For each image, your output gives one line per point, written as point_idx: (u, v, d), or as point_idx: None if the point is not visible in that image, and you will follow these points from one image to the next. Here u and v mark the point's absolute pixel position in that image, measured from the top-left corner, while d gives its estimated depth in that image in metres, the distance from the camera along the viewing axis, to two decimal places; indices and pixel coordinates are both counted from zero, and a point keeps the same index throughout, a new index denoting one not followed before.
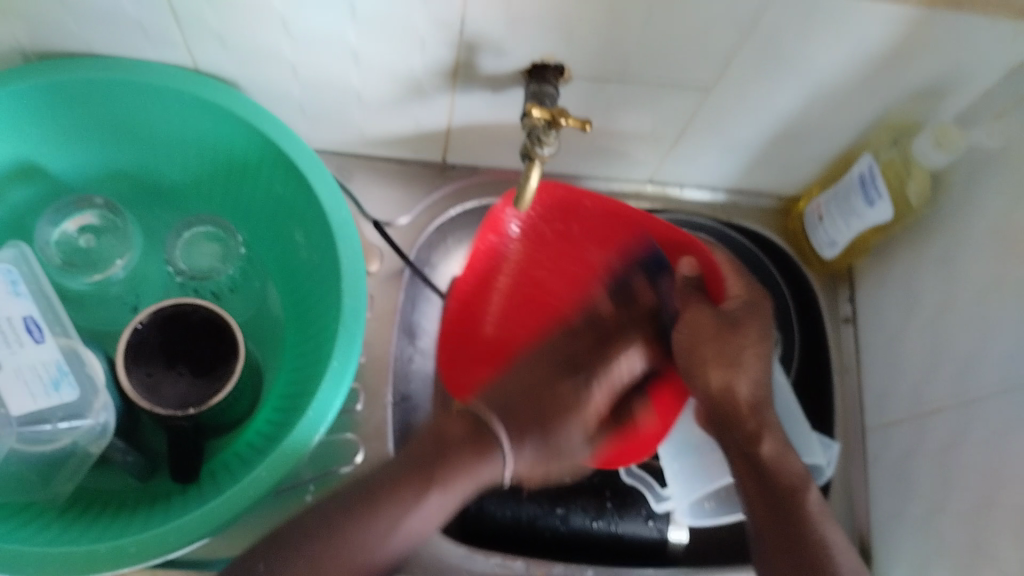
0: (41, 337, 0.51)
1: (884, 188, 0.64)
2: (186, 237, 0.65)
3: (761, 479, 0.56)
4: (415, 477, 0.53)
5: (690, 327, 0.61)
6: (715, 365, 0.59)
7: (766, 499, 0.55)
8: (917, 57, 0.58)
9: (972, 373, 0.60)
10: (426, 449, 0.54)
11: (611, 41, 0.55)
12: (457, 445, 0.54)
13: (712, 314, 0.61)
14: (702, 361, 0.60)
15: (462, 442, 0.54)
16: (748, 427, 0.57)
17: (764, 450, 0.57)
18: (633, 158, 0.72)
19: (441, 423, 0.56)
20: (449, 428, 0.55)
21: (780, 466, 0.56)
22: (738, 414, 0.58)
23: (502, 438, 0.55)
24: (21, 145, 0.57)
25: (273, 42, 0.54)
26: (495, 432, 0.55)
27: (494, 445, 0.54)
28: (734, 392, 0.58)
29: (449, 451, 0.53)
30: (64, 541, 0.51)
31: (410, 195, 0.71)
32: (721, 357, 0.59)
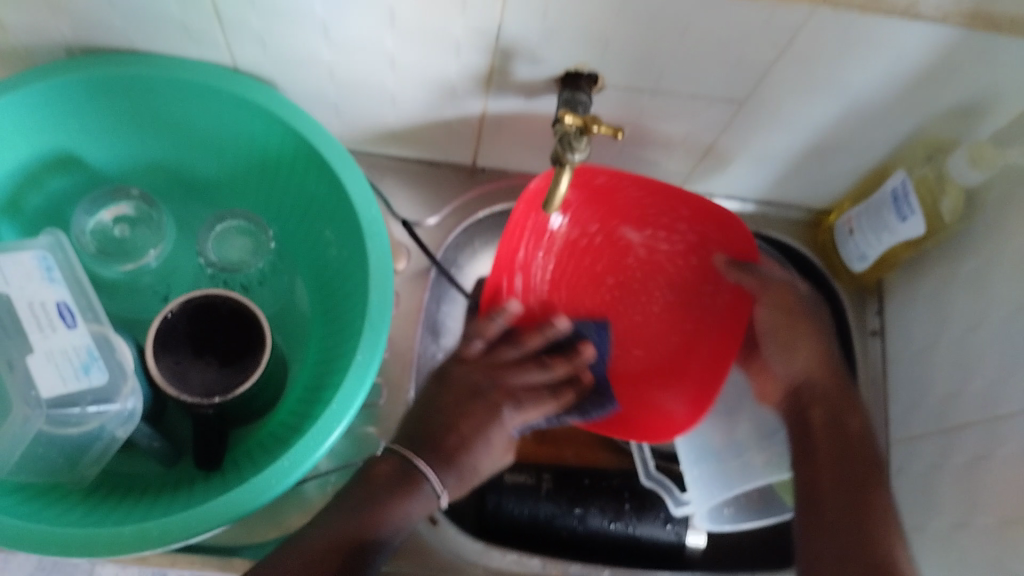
0: (74, 322, 0.52)
1: (918, 205, 0.64)
2: (216, 231, 0.65)
3: (838, 465, 0.60)
4: (348, 516, 0.52)
5: (771, 308, 0.66)
6: (792, 339, 0.65)
7: (832, 481, 0.59)
8: (955, 76, 0.57)
9: (1000, 395, 0.59)
10: (357, 490, 0.54)
11: (645, 51, 0.55)
12: (386, 486, 0.55)
13: (794, 297, 0.65)
14: (773, 335, 0.66)
15: (392, 483, 0.55)
16: (835, 409, 0.63)
17: (836, 423, 0.62)
18: (664, 167, 0.72)
19: (369, 463, 0.57)
20: (377, 470, 0.56)
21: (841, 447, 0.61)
22: (846, 408, 0.63)
23: (428, 474, 0.57)
24: (61, 135, 0.59)
25: (310, 44, 0.55)
26: (420, 467, 0.57)
27: (421, 479, 0.56)
28: (809, 375, 0.65)
29: (381, 488, 0.54)
30: (91, 522, 0.52)
31: (440, 196, 0.72)
32: (790, 335, 0.65)
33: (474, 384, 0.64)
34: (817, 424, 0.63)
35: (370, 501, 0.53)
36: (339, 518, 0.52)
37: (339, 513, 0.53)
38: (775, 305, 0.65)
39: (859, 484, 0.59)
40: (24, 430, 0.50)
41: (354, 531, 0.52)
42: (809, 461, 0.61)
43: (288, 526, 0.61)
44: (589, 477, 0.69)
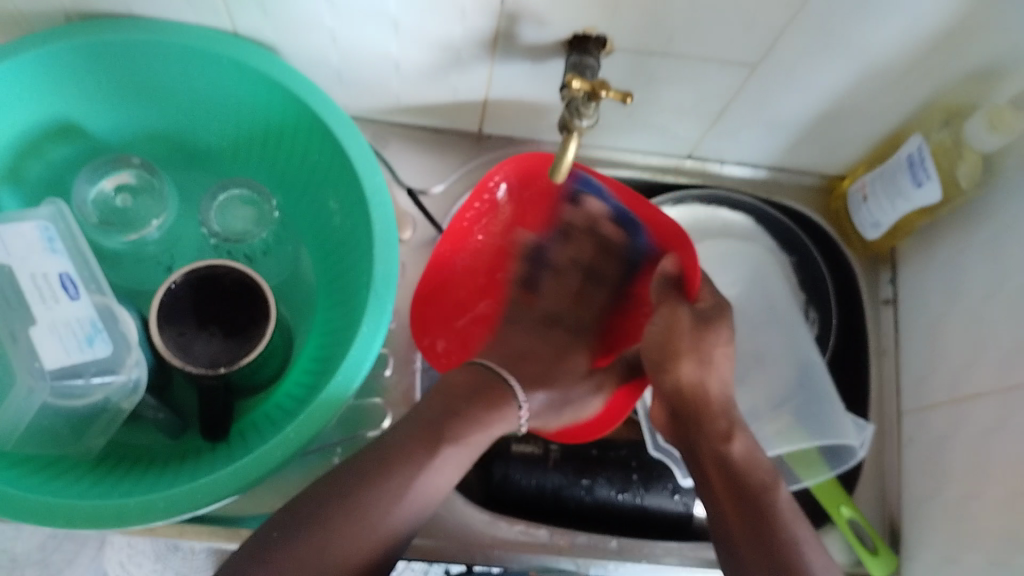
0: (77, 294, 0.51)
1: (934, 170, 0.63)
2: (219, 201, 0.64)
3: (729, 477, 0.53)
4: (429, 432, 0.52)
5: (664, 316, 0.60)
6: (683, 355, 0.58)
7: (732, 498, 0.52)
8: (974, 37, 0.55)
9: (1015, 363, 0.58)
10: (437, 406, 0.54)
11: (654, 13, 0.53)
12: (472, 402, 0.55)
13: (687, 311, 0.59)
14: (675, 345, 0.59)
15: (472, 394, 0.56)
16: (721, 426, 0.56)
17: (735, 447, 0.55)
18: (674, 134, 0.71)
19: (448, 376, 0.57)
20: (455, 385, 0.56)
21: (749, 462, 0.54)
22: (710, 413, 0.57)
23: (518, 391, 0.59)
24: (60, 104, 0.58)
25: (311, 8, 0.54)
26: (511, 386, 0.59)
27: (511, 397, 0.58)
28: (703, 389, 0.57)
29: (456, 400, 0.54)
30: (96, 493, 0.52)
31: (445, 164, 0.71)
32: (694, 352, 0.58)
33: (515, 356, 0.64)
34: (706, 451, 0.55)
35: (451, 415, 0.53)
36: (418, 432, 0.52)
37: (415, 426, 0.52)
38: (667, 319, 0.59)
39: (757, 512, 0.51)
40: (30, 402, 0.49)
41: (430, 445, 0.51)
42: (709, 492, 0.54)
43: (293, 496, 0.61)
44: (596, 448, 0.69)
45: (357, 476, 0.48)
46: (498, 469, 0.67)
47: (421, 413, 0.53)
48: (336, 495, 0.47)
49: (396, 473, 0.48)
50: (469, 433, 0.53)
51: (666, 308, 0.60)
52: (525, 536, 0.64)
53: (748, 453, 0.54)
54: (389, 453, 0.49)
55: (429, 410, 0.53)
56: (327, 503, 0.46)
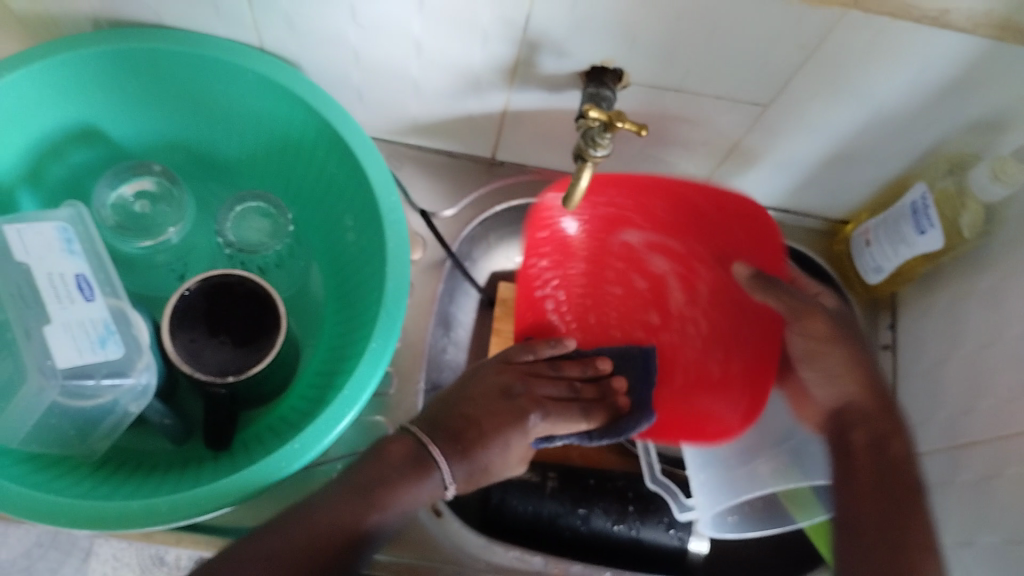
0: (92, 295, 0.52)
1: (937, 218, 0.64)
2: (237, 211, 0.65)
3: (886, 482, 0.57)
4: (356, 498, 0.50)
5: (804, 333, 0.63)
6: (818, 354, 0.63)
7: (878, 513, 0.56)
8: (981, 88, 0.57)
9: (1012, 410, 0.59)
10: (368, 469, 0.51)
11: (671, 49, 0.55)
12: (398, 465, 0.52)
13: (824, 319, 0.61)
14: (807, 350, 0.63)
15: (402, 465, 0.52)
16: (883, 430, 0.60)
17: (858, 442, 0.60)
18: (682, 169, 0.72)
19: (385, 442, 0.54)
20: (390, 450, 0.53)
21: (905, 468, 0.58)
22: (873, 418, 0.60)
23: (439, 460, 0.53)
24: (84, 108, 0.59)
25: (339, 27, 0.55)
26: (432, 454, 0.53)
27: (431, 466, 0.53)
28: (852, 396, 0.62)
29: (390, 465, 0.52)
30: (99, 495, 0.52)
31: (457, 188, 0.72)
32: (829, 358, 0.62)
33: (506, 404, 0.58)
34: (859, 447, 0.59)
35: (380, 483, 0.51)
36: (343, 500, 0.50)
37: (340, 489, 0.50)
38: (802, 322, 0.62)
39: (899, 518, 0.55)
40: (39, 400, 0.49)
41: (356, 512, 0.49)
42: (850, 495, 0.58)
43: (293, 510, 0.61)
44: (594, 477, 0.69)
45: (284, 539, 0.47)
46: (495, 494, 0.67)
47: (350, 484, 0.51)
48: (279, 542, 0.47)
49: (320, 530, 0.48)
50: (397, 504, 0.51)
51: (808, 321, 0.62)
52: (520, 563, 0.64)
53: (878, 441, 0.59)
54: (335, 499, 0.50)
55: (352, 472, 0.51)
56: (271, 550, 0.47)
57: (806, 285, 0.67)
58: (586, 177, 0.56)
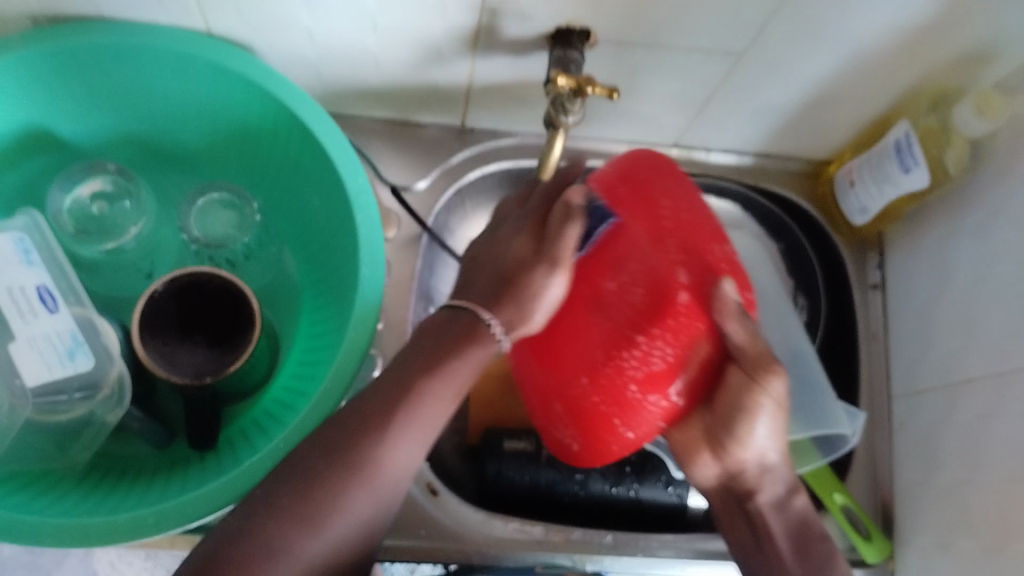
0: (56, 307, 0.51)
1: (921, 155, 0.62)
2: (199, 206, 0.63)
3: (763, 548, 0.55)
4: (419, 371, 0.48)
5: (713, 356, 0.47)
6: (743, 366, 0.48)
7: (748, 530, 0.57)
8: (961, 23, 0.55)
9: (1006, 348, 0.58)
10: (410, 353, 0.49)
11: (638, 5, 0.52)
12: (445, 349, 0.49)
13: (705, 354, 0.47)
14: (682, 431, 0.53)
15: (444, 334, 0.49)
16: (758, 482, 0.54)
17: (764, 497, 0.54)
18: (661, 123, 0.70)
19: (429, 320, 0.51)
20: (444, 329, 0.50)
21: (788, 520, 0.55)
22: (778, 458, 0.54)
23: (494, 329, 0.48)
24: (30, 110, 0.56)
25: (288, 7, 0.52)
26: (487, 324, 0.49)
27: (482, 329, 0.49)
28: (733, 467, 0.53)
29: (439, 347, 0.49)
30: (84, 510, 0.51)
31: (427, 158, 0.69)
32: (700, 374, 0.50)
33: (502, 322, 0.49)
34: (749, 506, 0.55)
35: (426, 370, 0.48)
36: (415, 367, 0.48)
37: (413, 363, 0.48)
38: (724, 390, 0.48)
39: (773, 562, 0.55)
40: (13, 418, 0.50)
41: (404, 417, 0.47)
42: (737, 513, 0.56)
43: None
44: None
45: (344, 430, 0.46)
46: (490, 466, 0.66)
47: (402, 369, 0.48)
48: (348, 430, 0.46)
49: (354, 456, 0.45)
50: (443, 385, 0.48)
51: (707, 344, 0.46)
52: (520, 534, 0.63)
53: (808, 509, 0.56)
54: (383, 402, 0.47)
55: (420, 344, 0.50)
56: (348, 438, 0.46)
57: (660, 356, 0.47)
58: (559, 144, 0.56)
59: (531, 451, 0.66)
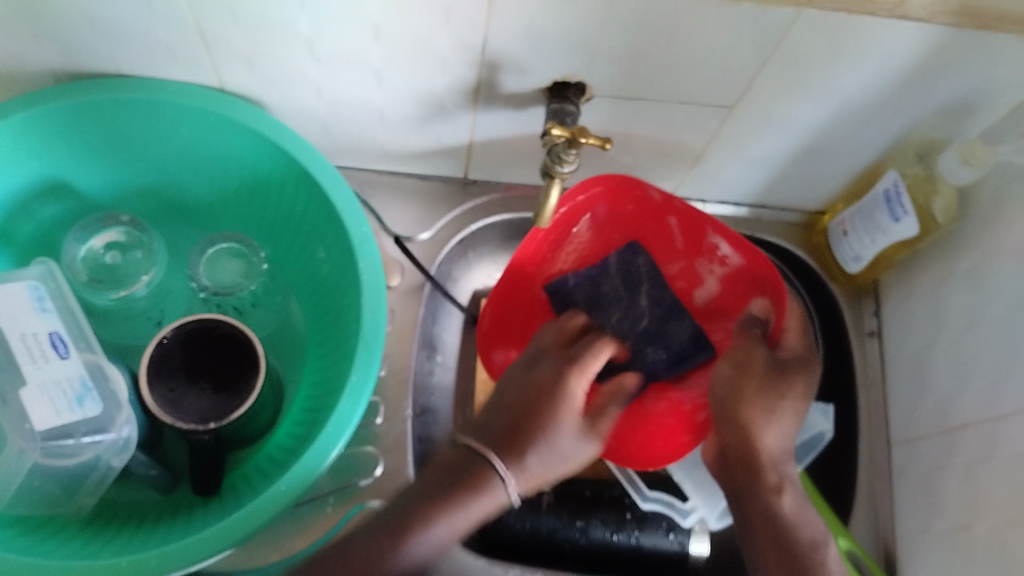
0: (66, 352, 0.52)
1: (910, 205, 0.64)
2: (207, 255, 0.65)
3: (782, 544, 0.53)
4: (417, 512, 0.51)
5: (737, 360, 0.59)
6: (754, 411, 0.56)
7: (778, 544, 0.53)
8: (941, 76, 0.57)
9: (997, 392, 0.59)
10: (422, 479, 0.52)
11: (632, 60, 0.55)
12: (440, 477, 0.51)
13: (766, 356, 0.58)
14: (737, 397, 0.57)
15: (459, 471, 0.52)
16: (770, 479, 0.55)
17: (787, 503, 0.55)
18: (656, 174, 0.72)
19: (439, 456, 0.53)
20: (447, 461, 0.52)
21: (799, 521, 0.54)
22: (760, 464, 0.55)
23: (500, 468, 0.52)
24: (50, 163, 0.59)
25: (297, 65, 0.55)
26: (494, 463, 0.52)
27: (492, 472, 0.52)
28: (762, 442, 0.56)
29: (446, 473, 0.52)
30: (87, 553, 0.52)
31: (431, 210, 0.71)
32: (763, 399, 0.56)
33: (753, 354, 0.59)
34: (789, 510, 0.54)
35: (428, 499, 0.51)
36: (398, 519, 0.50)
37: (402, 515, 0.50)
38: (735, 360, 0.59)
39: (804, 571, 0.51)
40: (19, 463, 0.50)
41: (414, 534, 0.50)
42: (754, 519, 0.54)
43: (287, 548, 0.60)
44: (590, 488, 0.69)
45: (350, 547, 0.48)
46: (492, 513, 0.67)
47: (416, 500, 0.51)
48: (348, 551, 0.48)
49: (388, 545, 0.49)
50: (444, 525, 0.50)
51: (741, 348, 0.59)
52: None
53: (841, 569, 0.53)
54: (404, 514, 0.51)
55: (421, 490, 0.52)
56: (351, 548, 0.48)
57: (790, 340, 0.60)
58: (555, 193, 0.58)
59: (531, 498, 0.67)
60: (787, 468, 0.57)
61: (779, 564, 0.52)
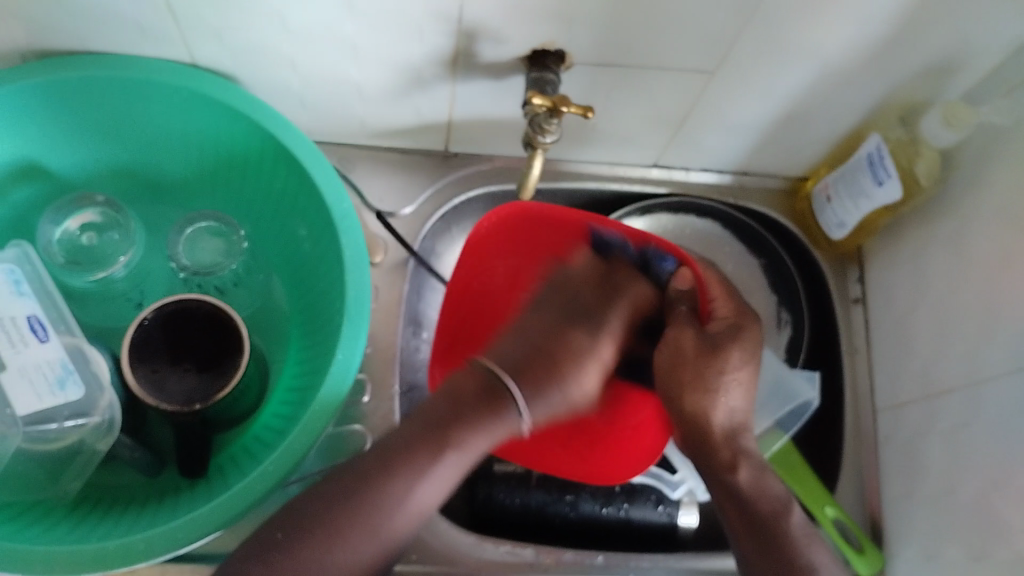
0: (45, 336, 0.52)
1: (893, 168, 0.63)
2: (188, 234, 0.65)
3: (743, 513, 0.55)
4: (426, 439, 0.48)
5: (675, 339, 0.59)
6: (688, 390, 0.57)
7: (747, 525, 0.54)
8: (921, 36, 0.57)
9: (981, 353, 0.59)
10: (435, 409, 0.49)
11: (611, 26, 0.54)
12: (474, 401, 0.49)
13: (695, 339, 0.58)
14: (670, 368, 0.58)
15: (473, 399, 0.49)
16: (724, 455, 0.57)
17: (741, 476, 0.56)
18: (639, 143, 0.71)
19: (450, 380, 0.51)
20: (462, 385, 0.50)
21: (757, 495, 0.55)
22: (713, 441, 0.57)
23: (518, 399, 0.50)
24: (22, 144, 0.58)
25: (270, 38, 0.54)
26: (510, 390, 0.50)
27: (510, 401, 0.49)
28: (706, 418, 0.57)
29: (460, 403, 0.49)
30: (73, 537, 0.52)
31: (412, 184, 0.70)
32: (698, 376, 0.57)
33: (707, 357, 0.57)
34: (742, 483, 0.56)
35: (449, 423, 0.48)
36: (412, 441, 0.48)
37: (414, 432, 0.49)
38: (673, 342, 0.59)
39: (767, 540, 0.53)
40: (5, 445, 0.50)
41: (428, 454, 0.48)
42: (735, 504, 0.55)
43: None
44: None
45: (339, 489, 0.47)
46: (482, 490, 0.67)
47: (406, 437, 0.48)
48: (330, 508, 0.46)
49: (388, 485, 0.47)
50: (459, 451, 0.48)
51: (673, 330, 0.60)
52: (511, 557, 0.62)
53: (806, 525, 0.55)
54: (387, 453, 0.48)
55: (426, 414, 0.49)
56: (341, 502, 0.46)
57: (719, 307, 0.60)
58: (538, 164, 0.58)
59: (522, 473, 0.67)
60: (744, 439, 0.58)
61: (754, 542, 0.54)
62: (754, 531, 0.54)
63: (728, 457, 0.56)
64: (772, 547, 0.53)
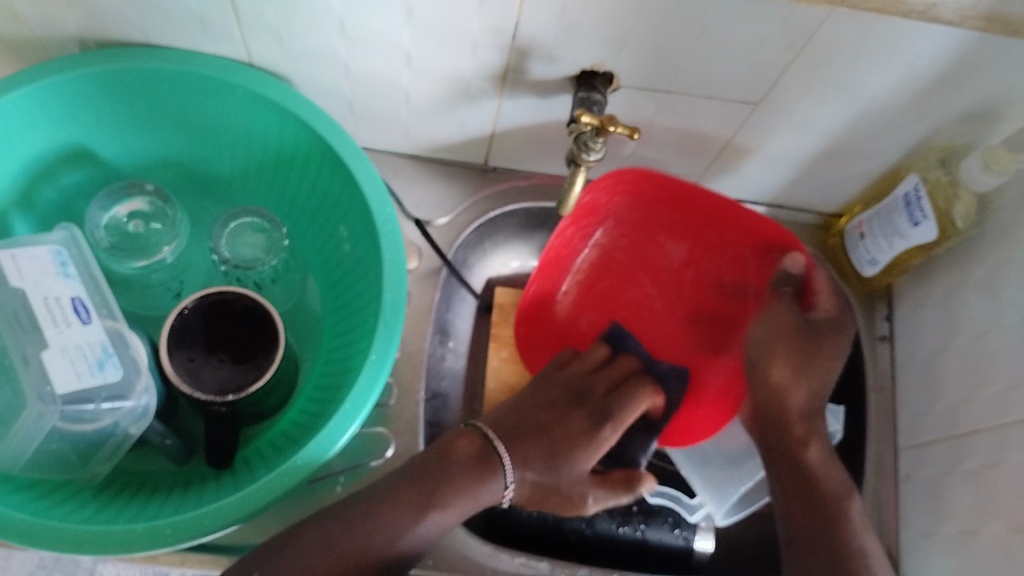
0: (88, 318, 0.52)
1: (930, 209, 0.64)
2: (230, 228, 0.65)
3: (806, 498, 0.56)
4: (418, 486, 0.53)
5: (771, 323, 0.59)
6: (779, 369, 0.58)
7: (801, 502, 0.56)
8: (965, 81, 0.57)
9: (1009, 397, 0.59)
10: (433, 459, 0.55)
11: (660, 51, 0.55)
12: (461, 463, 0.55)
13: (798, 318, 0.59)
14: (762, 353, 0.59)
15: (470, 458, 0.55)
16: (798, 432, 0.57)
17: (812, 457, 0.57)
18: (677, 169, 0.72)
19: (448, 436, 0.57)
20: (456, 445, 0.56)
21: (824, 474, 0.57)
22: (789, 419, 0.58)
23: (506, 462, 0.56)
24: (76, 130, 0.59)
25: (327, 43, 0.55)
26: (500, 453, 0.56)
27: (498, 466, 0.56)
28: (787, 398, 0.58)
29: (454, 460, 0.55)
30: (101, 518, 0.53)
31: (452, 195, 0.72)
32: (793, 361, 0.58)
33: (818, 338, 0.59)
34: (814, 464, 0.57)
35: (441, 481, 0.53)
36: (401, 493, 0.53)
37: (403, 478, 0.54)
38: (771, 323, 0.59)
39: (828, 524, 0.55)
40: (40, 425, 0.50)
41: (414, 512, 0.52)
42: (790, 486, 0.57)
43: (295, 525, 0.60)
44: None
45: (336, 523, 0.51)
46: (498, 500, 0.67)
47: (402, 479, 0.53)
48: (334, 528, 0.51)
49: (375, 521, 0.51)
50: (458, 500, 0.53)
51: (771, 310, 0.60)
52: (526, 569, 0.63)
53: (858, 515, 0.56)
54: (388, 492, 0.53)
55: (415, 467, 0.54)
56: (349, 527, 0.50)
57: (821, 301, 0.60)
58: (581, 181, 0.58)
59: None
60: (820, 421, 0.58)
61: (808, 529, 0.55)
62: (813, 521, 0.55)
63: (805, 427, 0.58)
64: (828, 538, 0.54)
